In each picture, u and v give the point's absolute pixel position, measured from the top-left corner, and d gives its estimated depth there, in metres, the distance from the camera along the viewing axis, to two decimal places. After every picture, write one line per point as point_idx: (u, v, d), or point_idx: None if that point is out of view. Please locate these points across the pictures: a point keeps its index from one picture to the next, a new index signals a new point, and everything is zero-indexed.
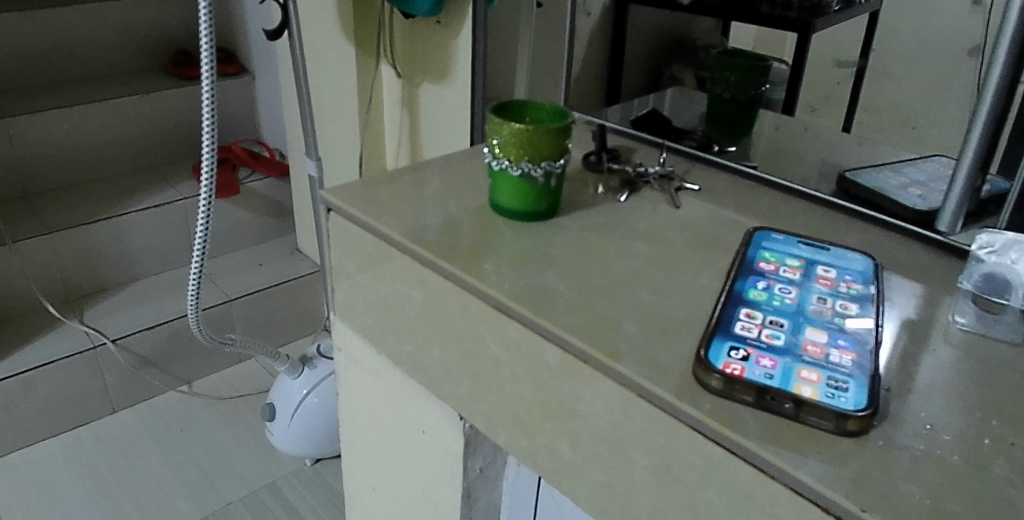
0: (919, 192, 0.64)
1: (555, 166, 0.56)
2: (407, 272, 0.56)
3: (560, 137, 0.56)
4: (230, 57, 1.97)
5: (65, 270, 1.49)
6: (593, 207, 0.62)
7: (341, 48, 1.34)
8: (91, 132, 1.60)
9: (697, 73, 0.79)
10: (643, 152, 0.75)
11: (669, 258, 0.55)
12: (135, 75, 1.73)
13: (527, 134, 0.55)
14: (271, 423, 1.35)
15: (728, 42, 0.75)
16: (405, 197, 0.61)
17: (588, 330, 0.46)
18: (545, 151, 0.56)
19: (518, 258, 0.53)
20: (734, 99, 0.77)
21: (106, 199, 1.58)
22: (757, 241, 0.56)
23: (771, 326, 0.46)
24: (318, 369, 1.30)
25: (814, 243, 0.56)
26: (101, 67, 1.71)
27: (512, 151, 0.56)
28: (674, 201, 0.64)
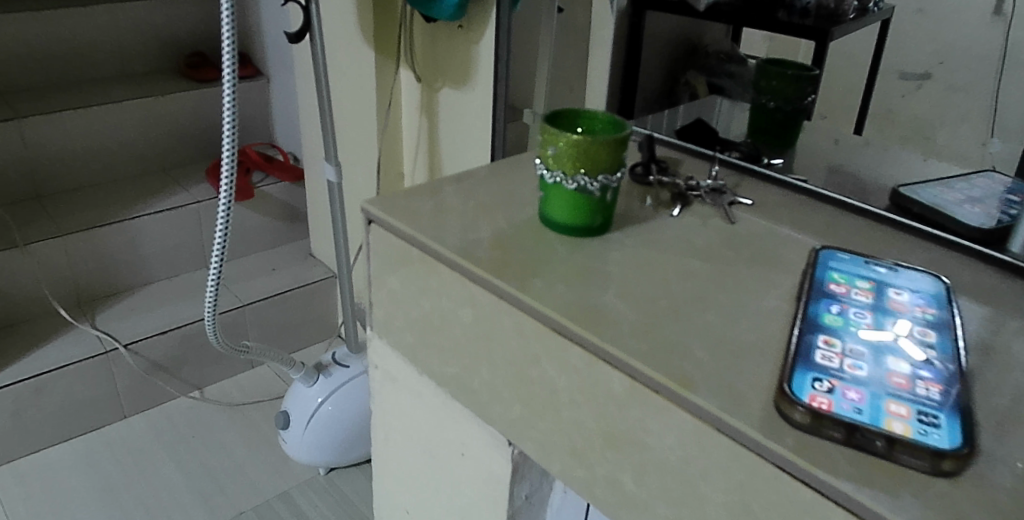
0: (977, 209, 0.61)
1: (613, 179, 0.54)
2: (453, 288, 0.53)
3: (618, 150, 0.54)
4: (245, 60, 1.96)
5: (78, 274, 1.47)
6: (645, 221, 0.59)
7: (361, 53, 1.31)
8: (106, 133, 1.58)
9: (709, 79, 0.76)
10: (688, 164, 0.73)
11: (730, 278, 0.52)
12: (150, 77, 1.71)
13: (584, 146, 0.53)
14: (284, 431, 1.29)
15: (740, 48, 0.72)
16: (449, 210, 0.59)
17: (656, 357, 0.43)
18: (602, 164, 0.53)
19: (574, 275, 0.51)
20: (779, 110, 0.72)
21: (120, 201, 1.56)
22: (823, 262, 0.52)
23: (852, 355, 0.43)
24: (334, 377, 1.26)
25: (884, 262, 0.53)
26: (116, 68, 1.69)
27: (568, 163, 0.53)
28: (728, 216, 0.62)
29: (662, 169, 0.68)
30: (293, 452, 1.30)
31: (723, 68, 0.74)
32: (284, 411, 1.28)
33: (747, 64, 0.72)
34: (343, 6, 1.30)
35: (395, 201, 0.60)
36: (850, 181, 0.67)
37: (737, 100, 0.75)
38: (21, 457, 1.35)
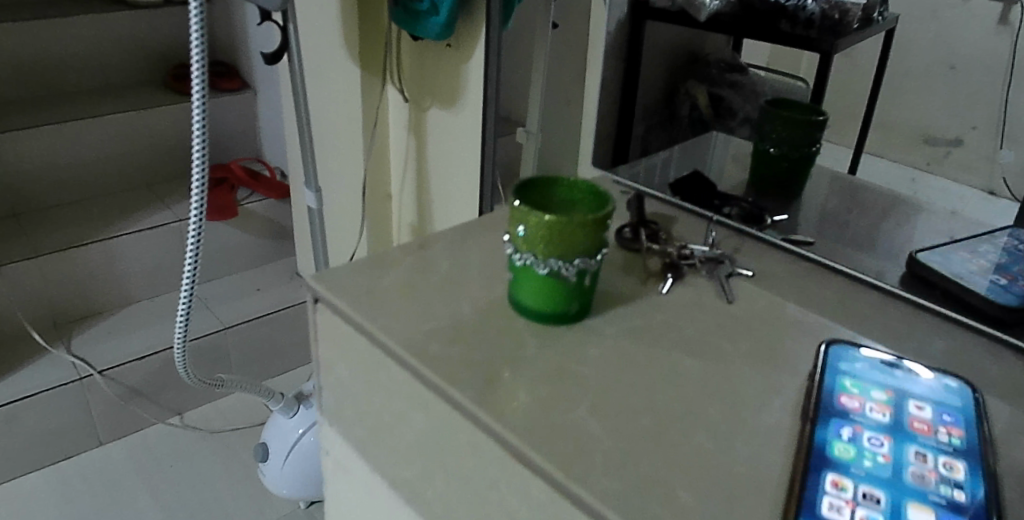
0: (1001, 280, 0.53)
1: (592, 262, 0.47)
2: (408, 387, 0.46)
3: (599, 229, 0.46)
4: (231, 73, 1.84)
5: (55, 295, 1.36)
6: (631, 301, 0.52)
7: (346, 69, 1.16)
8: (82, 147, 1.49)
9: (712, 91, 0.69)
10: (684, 223, 0.65)
11: (728, 383, 0.45)
12: (134, 90, 1.61)
13: (560, 227, 0.45)
14: (264, 464, 1.20)
15: (741, 57, 0.65)
16: (407, 288, 0.52)
17: (631, 502, 0.36)
18: (579, 247, 0.46)
19: (544, 381, 0.44)
20: (783, 156, 0.65)
21: (99, 220, 1.46)
22: (834, 364, 0.45)
23: (866, 502, 0.36)
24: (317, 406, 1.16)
25: (902, 361, 0.45)
26: (99, 80, 1.59)
27: (541, 245, 0.46)
28: (727, 293, 0.54)
29: (653, 233, 0.60)
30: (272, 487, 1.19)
31: (725, 78, 0.67)
32: (262, 443, 1.19)
33: (748, 74, 0.65)
34: None
35: (348, 274, 0.53)
36: (865, 249, 0.60)
37: (738, 136, 0.68)
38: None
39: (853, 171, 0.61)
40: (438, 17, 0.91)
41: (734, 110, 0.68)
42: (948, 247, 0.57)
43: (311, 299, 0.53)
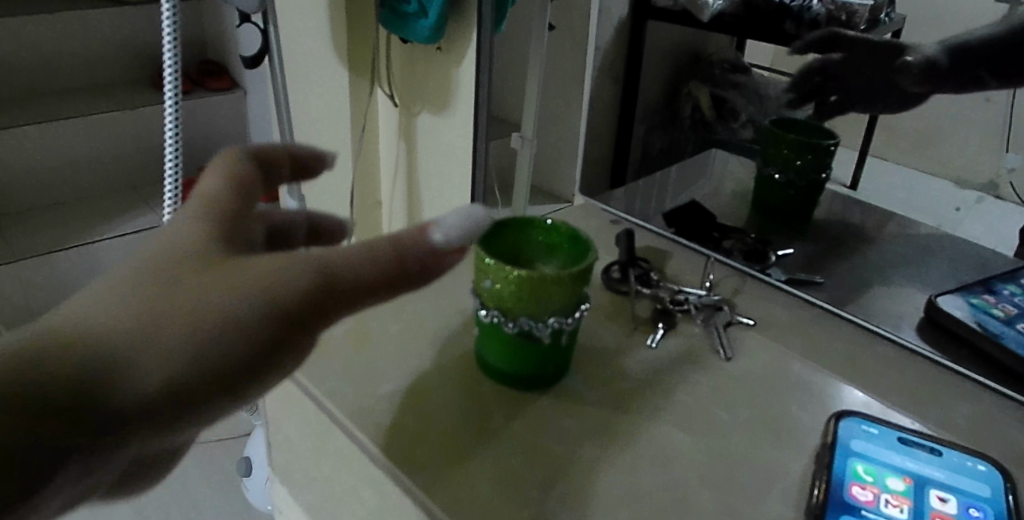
0: None
1: (569, 317, 0.41)
2: (358, 461, 0.40)
3: (578, 283, 0.41)
4: (220, 71, 1.66)
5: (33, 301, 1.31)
6: (614, 358, 0.47)
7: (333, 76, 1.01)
8: (61, 148, 1.40)
9: (714, 93, 0.61)
10: (676, 259, 0.60)
11: (720, 465, 0.39)
12: (121, 89, 1.54)
13: (534, 282, 0.39)
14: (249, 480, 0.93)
15: (744, 57, 0.57)
16: (365, 343, 0.46)
17: None
18: (555, 302, 0.40)
19: (504, 459, 0.38)
20: (790, 182, 0.59)
21: (77, 224, 1.39)
22: (844, 443, 0.39)
23: None
24: None
25: (924, 441, 0.40)
26: (82, 82, 1.52)
27: (510, 301, 0.41)
28: (722, 349, 0.48)
29: (643, 274, 0.55)
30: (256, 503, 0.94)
31: (728, 79, 0.59)
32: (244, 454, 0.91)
33: (751, 75, 0.57)
34: None
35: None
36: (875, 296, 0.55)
37: (738, 154, 0.61)
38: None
39: (853, 187, 0.56)
40: (427, 18, 0.81)
41: (732, 117, 0.60)
42: (968, 289, 0.52)
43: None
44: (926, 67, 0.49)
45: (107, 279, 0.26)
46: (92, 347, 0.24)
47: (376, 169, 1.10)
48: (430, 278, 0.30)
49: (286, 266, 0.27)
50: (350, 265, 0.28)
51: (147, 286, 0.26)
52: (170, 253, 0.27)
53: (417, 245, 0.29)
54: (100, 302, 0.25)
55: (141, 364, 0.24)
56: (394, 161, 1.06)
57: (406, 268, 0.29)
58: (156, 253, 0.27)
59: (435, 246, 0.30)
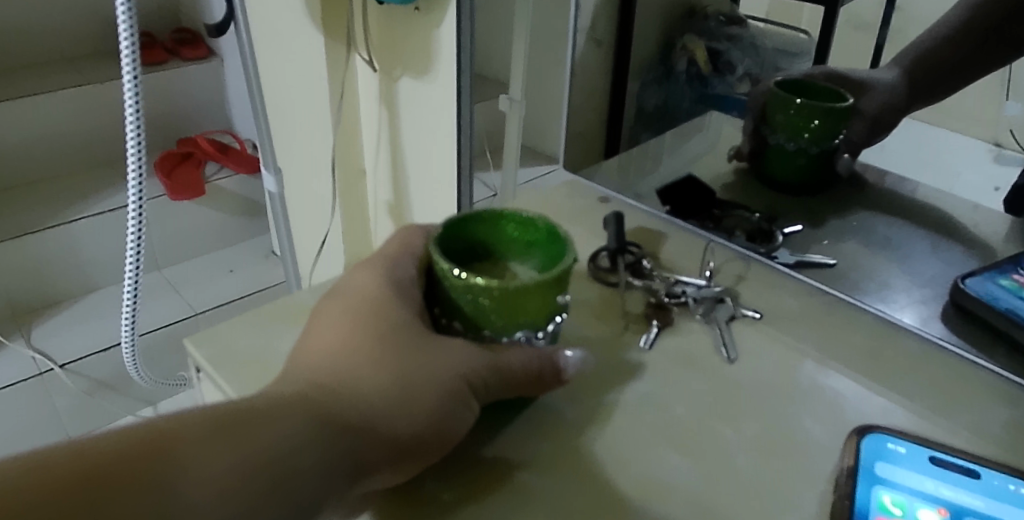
0: None
1: (540, 329, 0.37)
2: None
3: (554, 290, 0.36)
4: (195, 39, 1.58)
5: (10, 288, 1.25)
6: (605, 367, 0.42)
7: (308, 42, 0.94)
8: (27, 126, 1.33)
9: (710, 46, 0.55)
10: (675, 241, 0.54)
11: (724, 496, 0.34)
12: (89, 61, 1.45)
13: (500, 294, 0.35)
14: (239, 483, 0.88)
15: (739, 8, 0.52)
16: None
17: None
18: (527, 314, 0.36)
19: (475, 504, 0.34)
20: (800, 151, 0.53)
21: (49, 206, 1.32)
22: (868, 465, 0.35)
23: None
24: None
25: (958, 460, 0.35)
26: (49, 55, 1.43)
27: (473, 314, 0.36)
28: (726, 353, 0.43)
29: (634, 262, 0.49)
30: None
31: (723, 32, 0.54)
32: None
33: (747, 28, 0.52)
34: None
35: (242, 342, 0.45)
36: (894, 282, 0.49)
37: (734, 116, 0.56)
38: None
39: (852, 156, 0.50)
40: None
41: (730, 76, 0.55)
42: (995, 269, 0.46)
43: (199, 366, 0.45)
44: (886, 99, 0.47)
45: (333, 354, 0.34)
46: (339, 419, 0.31)
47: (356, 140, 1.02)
48: (554, 380, 0.38)
49: (469, 357, 0.35)
50: (510, 365, 0.35)
51: (366, 367, 0.33)
52: (379, 327, 0.34)
53: (553, 363, 0.37)
54: (337, 382, 0.33)
55: (371, 442, 0.32)
56: (376, 130, 0.98)
57: (546, 374, 0.37)
58: (367, 327, 0.34)
59: (561, 368, 0.37)
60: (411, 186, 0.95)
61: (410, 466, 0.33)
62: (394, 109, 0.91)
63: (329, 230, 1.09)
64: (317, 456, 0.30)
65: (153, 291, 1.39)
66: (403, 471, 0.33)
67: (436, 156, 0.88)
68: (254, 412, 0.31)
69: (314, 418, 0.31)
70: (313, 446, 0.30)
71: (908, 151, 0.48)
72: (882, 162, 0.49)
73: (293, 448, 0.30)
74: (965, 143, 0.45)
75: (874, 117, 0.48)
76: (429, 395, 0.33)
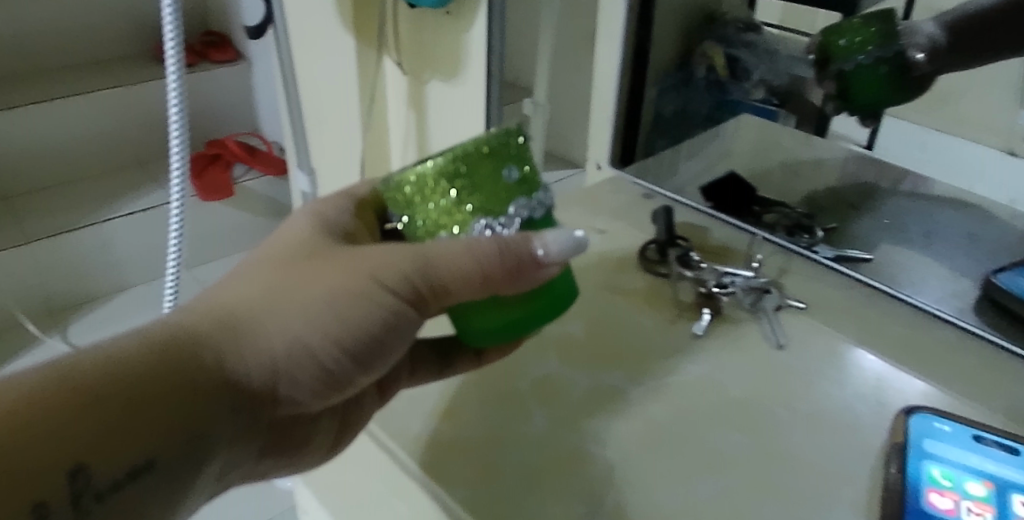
0: None
1: (499, 217, 0.32)
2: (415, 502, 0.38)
3: (494, 159, 0.31)
4: (223, 43, 1.62)
5: (47, 284, 1.29)
6: (659, 352, 0.44)
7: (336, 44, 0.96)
8: (62, 128, 1.37)
9: (729, 51, 0.56)
10: (719, 237, 0.57)
11: (777, 471, 0.37)
12: (121, 64, 1.49)
13: (434, 179, 0.31)
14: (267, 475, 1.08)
15: (755, 14, 0.53)
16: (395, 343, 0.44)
17: None
18: (480, 197, 0.32)
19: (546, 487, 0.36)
20: (879, 62, 0.47)
21: (83, 205, 1.36)
22: (915, 442, 0.37)
23: None
24: None
25: (1001, 439, 0.37)
26: (84, 58, 1.47)
27: (428, 219, 0.33)
28: (774, 339, 0.45)
29: (684, 254, 0.51)
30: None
31: (741, 39, 0.55)
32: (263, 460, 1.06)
33: (763, 34, 0.53)
34: None
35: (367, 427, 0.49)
36: (930, 275, 0.51)
37: (754, 119, 0.57)
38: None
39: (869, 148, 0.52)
40: None
41: (750, 80, 0.56)
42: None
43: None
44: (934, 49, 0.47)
45: (239, 293, 0.33)
46: (234, 356, 0.32)
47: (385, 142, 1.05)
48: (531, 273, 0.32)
49: (389, 264, 0.32)
50: (451, 265, 0.31)
51: (270, 304, 0.33)
52: (288, 265, 0.34)
53: (519, 252, 0.31)
54: (240, 320, 0.33)
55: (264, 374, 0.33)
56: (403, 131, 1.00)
57: (510, 265, 0.31)
58: (278, 266, 0.34)
59: (532, 255, 0.31)
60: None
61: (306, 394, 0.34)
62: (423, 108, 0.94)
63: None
64: (203, 393, 0.31)
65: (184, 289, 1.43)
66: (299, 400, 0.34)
67: None
68: (140, 353, 0.31)
69: (203, 357, 0.31)
70: (198, 384, 0.31)
71: (914, 158, 0.51)
72: (889, 161, 0.52)
73: (175, 388, 0.30)
74: (982, 151, 0.48)
75: (931, 60, 0.47)
76: (330, 305, 0.33)
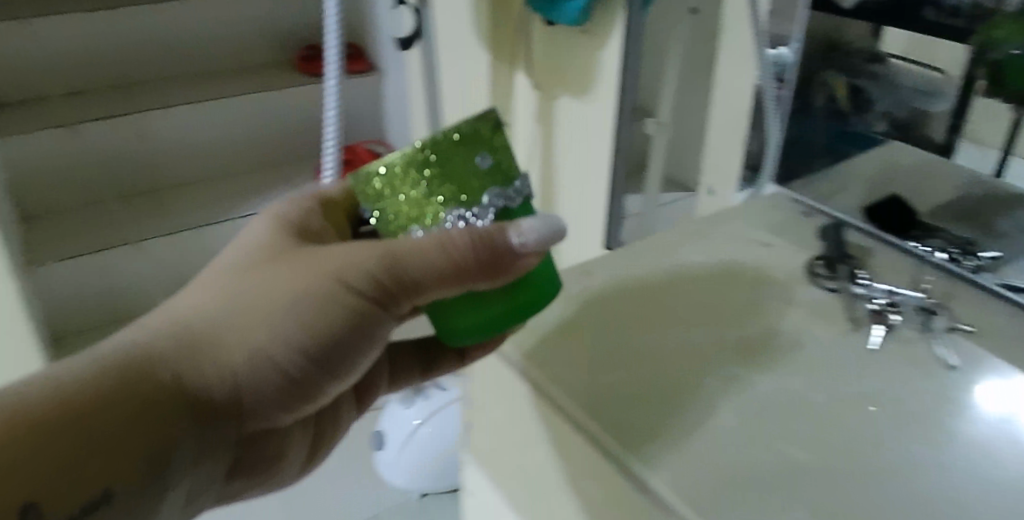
0: None
1: (476, 207, 0.42)
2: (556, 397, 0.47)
3: (466, 151, 0.42)
4: (361, 54, 1.71)
5: (187, 268, 1.44)
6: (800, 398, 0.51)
7: (472, 55, 1.06)
8: (212, 128, 1.50)
9: (851, 81, 0.62)
10: (881, 259, 0.61)
11: None
12: (266, 72, 1.61)
13: (416, 173, 0.41)
14: (379, 451, 1.22)
15: (881, 46, 0.59)
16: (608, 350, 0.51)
17: None
18: (461, 189, 0.42)
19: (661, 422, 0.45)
20: None
21: (222, 199, 1.50)
22: None
23: None
24: (433, 399, 1.16)
25: None
26: (234, 65, 1.61)
27: (405, 208, 0.42)
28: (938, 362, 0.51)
29: (852, 270, 0.59)
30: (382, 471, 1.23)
31: (865, 68, 0.61)
32: (381, 429, 1.21)
33: (888, 65, 0.59)
34: None
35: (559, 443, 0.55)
36: None
37: (880, 147, 0.62)
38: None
39: (999, 176, 0.55)
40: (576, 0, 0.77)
41: (872, 110, 0.62)
42: None
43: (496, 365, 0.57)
44: None
45: (192, 309, 0.39)
46: (194, 364, 0.38)
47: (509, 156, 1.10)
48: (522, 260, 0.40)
49: (349, 266, 0.40)
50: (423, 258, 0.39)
51: (222, 318, 0.39)
52: (229, 284, 0.40)
53: (493, 240, 0.39)
54: (199, 331, 0.39)
55: (220, 380, 0.39)
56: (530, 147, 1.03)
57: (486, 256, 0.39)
58: (225, 286, 0.40)
59: (511, 244, 0.39)
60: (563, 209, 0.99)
61: (262, 392, 0.40)
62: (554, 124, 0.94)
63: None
64: (163, 403, 0.37)
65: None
66: (257, 398, 0.41)
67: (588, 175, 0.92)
68: (103, 379, 0.36)
69: (160, 373, 0.37)
70: (157, 396, 0.37)
71: None
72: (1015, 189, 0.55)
73: (131, 404, 0.36)
74: None
75: None
76: (292, 308, 0.39)
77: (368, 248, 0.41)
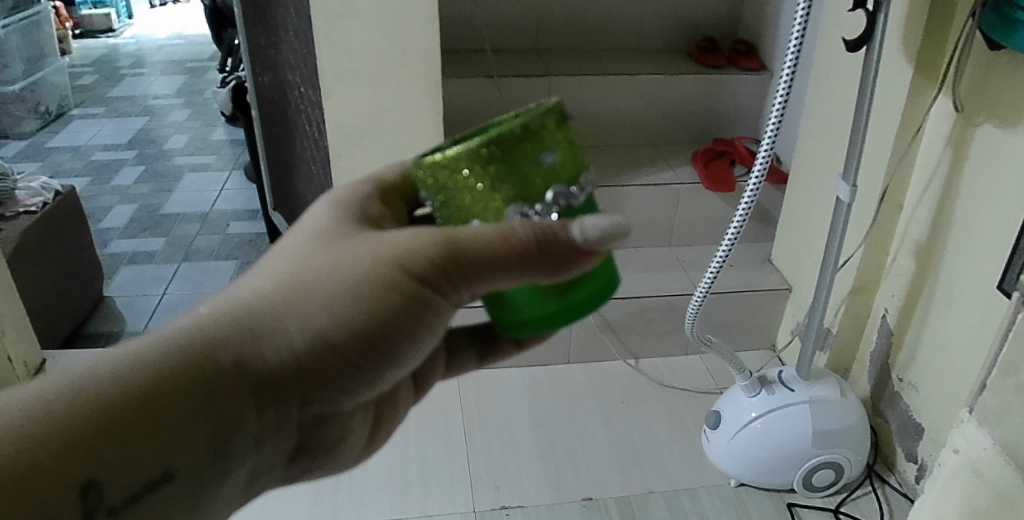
0: None
1: (538, 204, 0.47)
2: None
3: (533, 146, 0.46)
4: (753, 54, 1.95)
5: None
6: None
7: (900, 78, 1.22)
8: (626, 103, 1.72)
9: None
10: None
11: None
12: (681, 65, 1.95)
13: (480, 167, 0.46)
14: (712, 431, 1.38)
15: None
16: None
17: None
18: (525, 185, 0.47)
19: None
20: None
21: (617, 170, 1.80)
22: None
23: None
24: (775, 396, 1.30)
25: None
26: (645, 65, 1.94)
27: (469, 202, 0.48)
28: None
29: None
30: (712, 453, 1.39)
31: None
32: (718, 411, 1.37)
33: None
34: (888, 35, 1.25)
35: (986, 439, 0.66)
36: None
37: None
38: (484, 370, 1.66)
39: None
40: None
41: None
42: None
43: (992, 359, 0.66)
44: None
45: (256, 297, 0.50)
46: (256, 346, 0.49)
47: (907, 179, 1.30)
48: (581, 257, 0.48)
49: (404, 258, 0.50)
50: (485, 248, 0.47)
51: (281, 304, 0.50)
52: (295, 279, 0.51)
53: (555, 234, 0.47)
54: (261, 316, 0.50)
55: (278, 358, 0.50)
56: (932, 170, 1.24)
57: (546, 245, 0.47)
58: (286, 280, 0.51)
59: (575, 239, 0.47)
60: (954, 233, 1.20)
61: (321, 362, 0.51)
62: (969, 147, 1.15)
63: (854, 252, 1.40)
64: (226, 383, 0.48)
65: (664, 261, 1.72)
66: (316, 369, 0.52)
67: (1009, 194, 1.08)
68: (170, 370, 0.46)
69: (224, 357, 0.48)
70: (221, 376, 0.48)
71: None
72: None
73: (194, 388, 0.47)
74: None
75: None
76: (350, 292, 0.50)
77: (417, 243, 0.50)
